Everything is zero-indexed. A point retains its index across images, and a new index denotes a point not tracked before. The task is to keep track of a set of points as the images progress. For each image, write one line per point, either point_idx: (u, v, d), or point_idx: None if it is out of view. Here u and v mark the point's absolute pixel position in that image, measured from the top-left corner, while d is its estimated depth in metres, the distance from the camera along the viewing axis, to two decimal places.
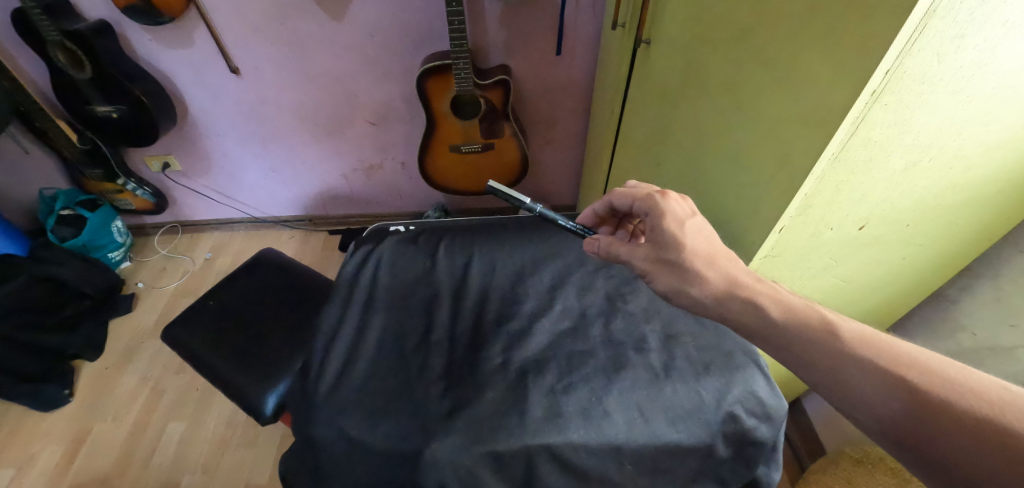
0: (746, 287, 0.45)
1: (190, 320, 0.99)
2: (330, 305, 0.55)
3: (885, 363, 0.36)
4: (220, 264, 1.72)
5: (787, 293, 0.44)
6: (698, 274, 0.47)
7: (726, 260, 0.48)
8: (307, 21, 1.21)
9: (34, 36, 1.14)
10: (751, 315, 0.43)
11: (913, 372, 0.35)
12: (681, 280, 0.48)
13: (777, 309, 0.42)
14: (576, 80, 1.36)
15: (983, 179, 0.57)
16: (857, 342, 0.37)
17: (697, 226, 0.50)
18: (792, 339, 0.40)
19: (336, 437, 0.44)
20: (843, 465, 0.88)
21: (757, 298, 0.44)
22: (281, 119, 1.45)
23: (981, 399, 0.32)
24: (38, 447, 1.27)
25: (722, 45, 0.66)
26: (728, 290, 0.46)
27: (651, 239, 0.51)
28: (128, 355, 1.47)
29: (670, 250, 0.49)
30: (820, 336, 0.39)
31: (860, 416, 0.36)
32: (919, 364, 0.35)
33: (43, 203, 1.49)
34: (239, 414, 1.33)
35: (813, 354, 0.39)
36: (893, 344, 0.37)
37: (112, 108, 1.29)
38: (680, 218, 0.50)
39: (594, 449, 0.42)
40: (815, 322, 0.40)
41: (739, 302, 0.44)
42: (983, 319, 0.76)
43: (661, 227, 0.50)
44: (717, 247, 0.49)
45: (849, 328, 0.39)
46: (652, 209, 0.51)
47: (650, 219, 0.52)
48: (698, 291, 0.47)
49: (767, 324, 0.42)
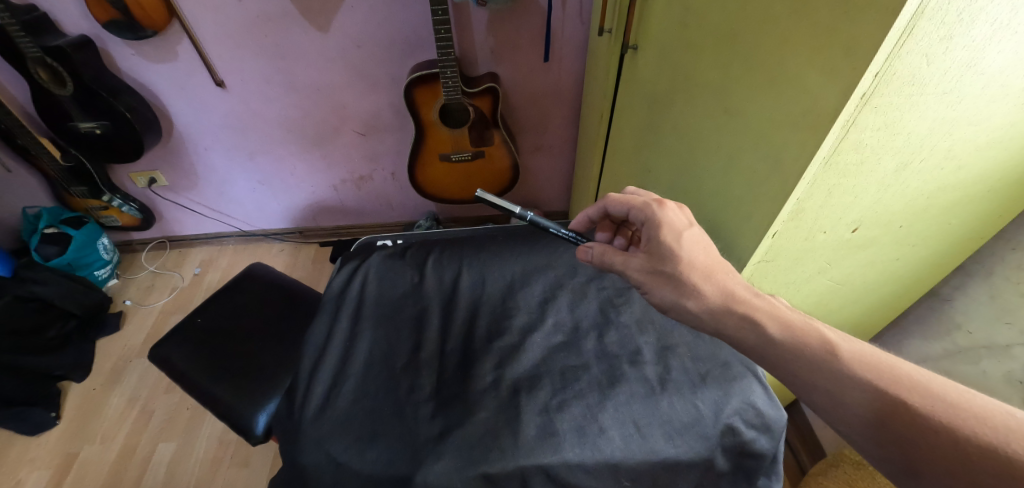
0: (743, 301, 0.44)
1: (176, 337, 0.96)
2: (316, 323, 0.54)
3: (886, 385, 0.35)
4: (210, 279, 1.69)
5: (784, 308, 0.43)
6: (694, 287, 0.46)
7: (723, 274, 0.47)
8: (292, 33, 1.20)
9: (13, 53, 1.11)
10: (749, 329, 0.42)
11: (912, 396, 0.34)
12: (677, 292, 0.47)
13: (776, 325, 0.41)
14: (565, 86, 1.36)
15: (975, 179, 0.57)
16: (856, 362, 0.37)
17: (695, 236, 0.49)
18: (791, 358, 0.39)
19: (324, 462, 0.43)
20: (844, 468, 0.87)
21: (754, 313, 0.42)
22: (269, 132, 1.43)
23: (984, 425, 0.32)
24: (24, 472, 1.24)
25: (709, 50, 0.66)
26: (725, 305, 0.44)
27: (647, 249, 0.50)
28: (116, 375, 1.44)
29: (667, 262, 0.48)
30: (820, 356, 0.38)
31: (859, 437, 0.36)
32: (918, 386, 0.35)
33: (26, 222, 1.46)
34: (231, 433, 1.31)
35: (812, 374, 0.38)
36: (895, 364, 0.36)
37: (95, 124, 1.27)
38: (677, 229, 0.50)
39: (591, 468, 0.41)
40: (814, 340, 0.39)
41: (736, 317, 0.43)
42: (979, 318, 0.75)
43: (659, 238, 0.49)
44: (716, 259, 0.48)
45: (848, 347, 0.38)
46: (649, 219, 0.51)
47: (647, 230, 0.51)
48: (695, 304, 0.46)
49: (768, 335, 0.41)
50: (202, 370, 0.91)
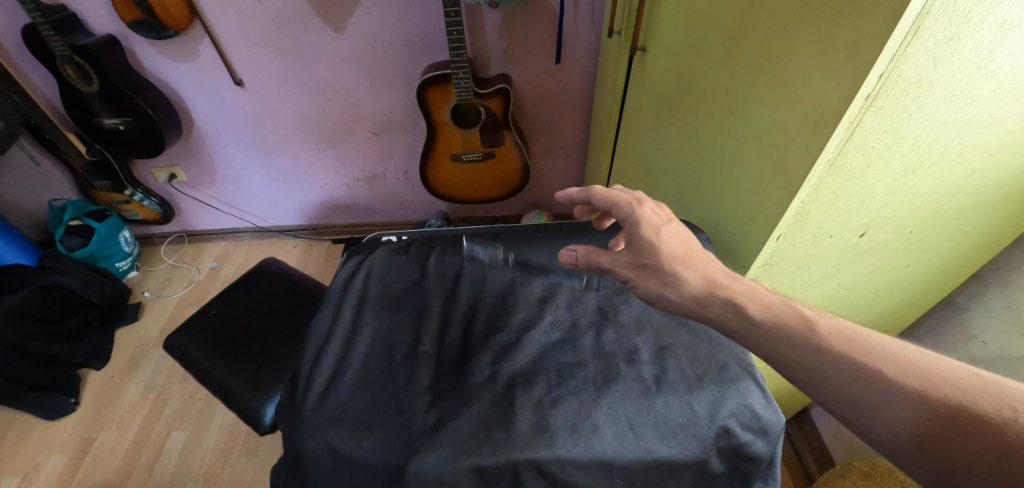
0: (725, 286, 0.44)
1: (190, 329, 0.99)
2: (320, 314, 0.55)
3: (862, 357, 0.35)
4: (225, 273, 1.73)
5: (766, 291, 0.43)
6: (676, 275, 0.47)
7: (703, 261, 0.47)
8: (309, 34, 1.23)
9: (43, 51, 1.16)
10: (732, 313, 0.42)
11: (886, 366, 0.34)
12: (660, 283, 0.48)
13: (757, 307, 0.41)
14: (576, 88, 1.36)
15: (987, 184, 0.56)
16: (834, 337, 0.37)
17: (674, 230, 0.50)
18: (773, 338, 0.39)
19: (322, 450, 0.44)
20: (852, 478, 0.85)
21: (736, 297, 0.43)
22: (285, 130, 1.46)
23: (953, 387, 0.32)
24: (44, 455, 1.28)
25: (717, 52, 0.66)
26: (707, 291, 0.45)
27: (629, 246, 0.51)
28: (133, 363, 1.48)
29: (649, 255, 0.49)
30: (798, 332, 0.38)
31: (841, 410, 0.36)
32: (892, 355, 0.35)
33: (52, 214, 1.51)
34: (241, 424, 1.33)
35: (794, 351, 0.38)
36: (870, 336, 0.37)
37: (118, 120, 1.32)
38: (656, 225, 0.50)
39: (582, 463, 0.41)
40: (793, 318, 0.39)
41: (719, 302, 0.44)
42: (994, 328, 0.73)
43: (640, 235, 0.50)
44: (695, 249, 0.49)
45: (826, 323, 0.38)
46: (628, 217, 0.51)
47: (628, 227, 0.51)
48: (678, 294, 0.46)
49: (750, 316, 0.41)
50: (215, 362, 0.94)
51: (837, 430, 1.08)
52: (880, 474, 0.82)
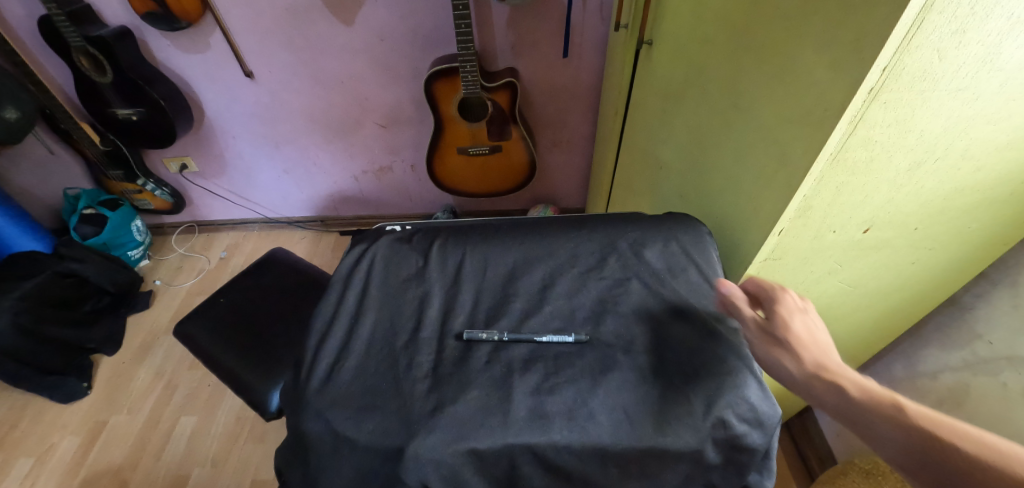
0: (832, 369, 0.41)
1: (199, 316, 1.01)
2: (325, 300, 0.56)
3: (959, 447, 0.31)
4: (234, 263, 1.76)
5: (869, 377, 0.39)
6: (797, 352, 0.43)
7: (834, 357, 0.43)
8: (318, 27, 1.24)
9: (58, 42, 1.19)
10: (826, 390, 0.40)
11: (991, 459, 0.30)
12: (780, 358, 0.44)
13: (854, 387, 0.38)
14: (583, 83, 1.36)
15: (995, 180, 0.55)
16: (925, 420, 0.34)
17: (811, 323, 0.46)
18: (862, 418, 0.36)
19: (324, 431, 0.45)
20: (853, 477, 0.85)
21: (838, 379, 0.40)
22: (294, 122, 1.48)
23: None
24: (57, 437, 1.31)
25: (723, 44, 0.65)
26: (816, 371, 0.41)
27: (761, 318, 0.48)
28: (144, 350, 1.51)
29: (779, 330, 0.46)
30: (885, 411, 0.35)
31: None
32: (1000, 452, 0.30)
33: (66, 202, 1.55)
34: (248, 410, 1.36)
35: (881, 431, 0.35)
36: (973, 430, 0.32)
37: (131, 110, 1.34)
38: (795, 308, 0.47)
39: (577, 450, 0.42)
40: (884, 399, 0.36)
41: (819, 381, 0.40)
42: (1002, 328, 0.73)
43: (776, 309, 0.47)
44: (829, 345, 0.44)
45: (923, 410, 0.34)
46: (768, 290, 0.50)
47: (766, 300, 0.49)
48: (792, 367, 0.43)
49: (842, 393, 0.38)
50: (223, 348, 0.96)
51: (840, 429, 1.07)
52: (881, 473, 0.81)
